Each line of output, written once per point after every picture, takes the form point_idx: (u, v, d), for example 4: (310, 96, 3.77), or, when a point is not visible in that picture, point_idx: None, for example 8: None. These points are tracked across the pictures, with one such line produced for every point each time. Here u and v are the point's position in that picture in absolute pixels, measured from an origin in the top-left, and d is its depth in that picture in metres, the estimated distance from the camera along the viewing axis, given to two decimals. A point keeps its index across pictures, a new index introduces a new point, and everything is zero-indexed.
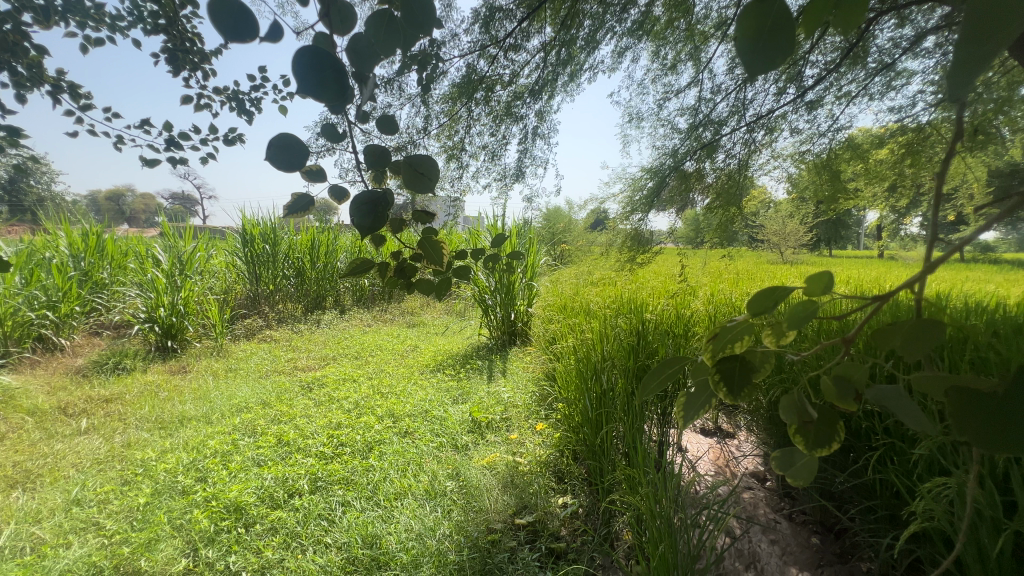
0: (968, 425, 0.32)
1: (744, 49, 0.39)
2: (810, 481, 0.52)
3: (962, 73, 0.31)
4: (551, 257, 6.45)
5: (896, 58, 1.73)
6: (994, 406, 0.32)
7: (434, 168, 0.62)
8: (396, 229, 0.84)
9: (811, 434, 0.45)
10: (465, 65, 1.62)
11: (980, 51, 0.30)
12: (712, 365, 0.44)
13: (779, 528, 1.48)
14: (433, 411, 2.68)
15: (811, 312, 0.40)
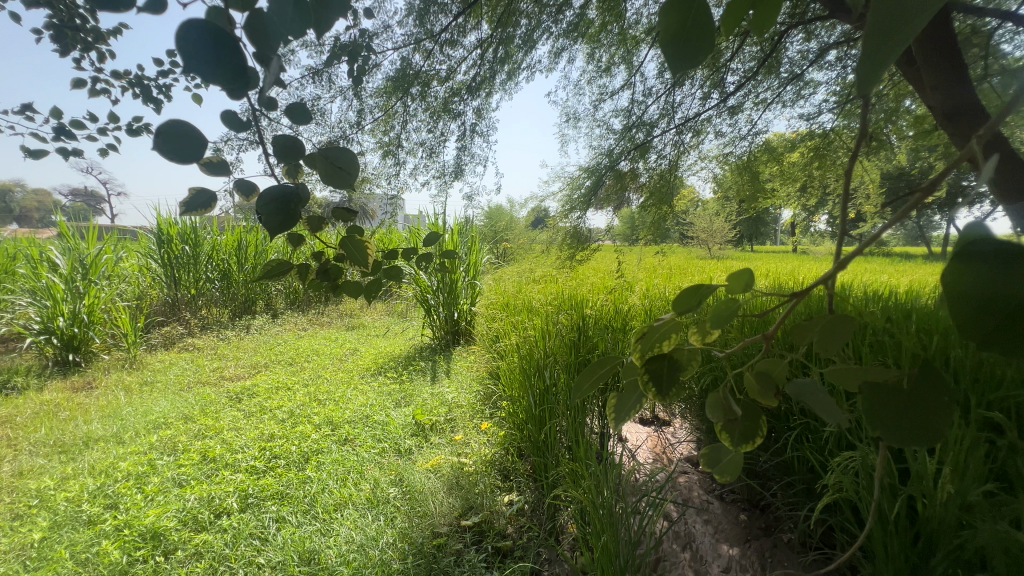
0: (883, 421, 0.32)
1: (667, 41, 0.38)
2: (736, 476, 0.55)
3: (869, 73, 0.26)
4: (494, 257, 6.45)
5: (804, 69, 1.88)
6: (901, 402, 0.32)
7: (354, 162, 0.59)
8: (314, 227, 0.78)
9: (735, 430, 0.47)
10: (399, 59, 1.56)
11: (886, 43, 0.25)
12: (641, 364, 0.44)
13: (711, 508, 1.56)
14: (375, 416, 2.59)
15: (733, 309, 0.41)
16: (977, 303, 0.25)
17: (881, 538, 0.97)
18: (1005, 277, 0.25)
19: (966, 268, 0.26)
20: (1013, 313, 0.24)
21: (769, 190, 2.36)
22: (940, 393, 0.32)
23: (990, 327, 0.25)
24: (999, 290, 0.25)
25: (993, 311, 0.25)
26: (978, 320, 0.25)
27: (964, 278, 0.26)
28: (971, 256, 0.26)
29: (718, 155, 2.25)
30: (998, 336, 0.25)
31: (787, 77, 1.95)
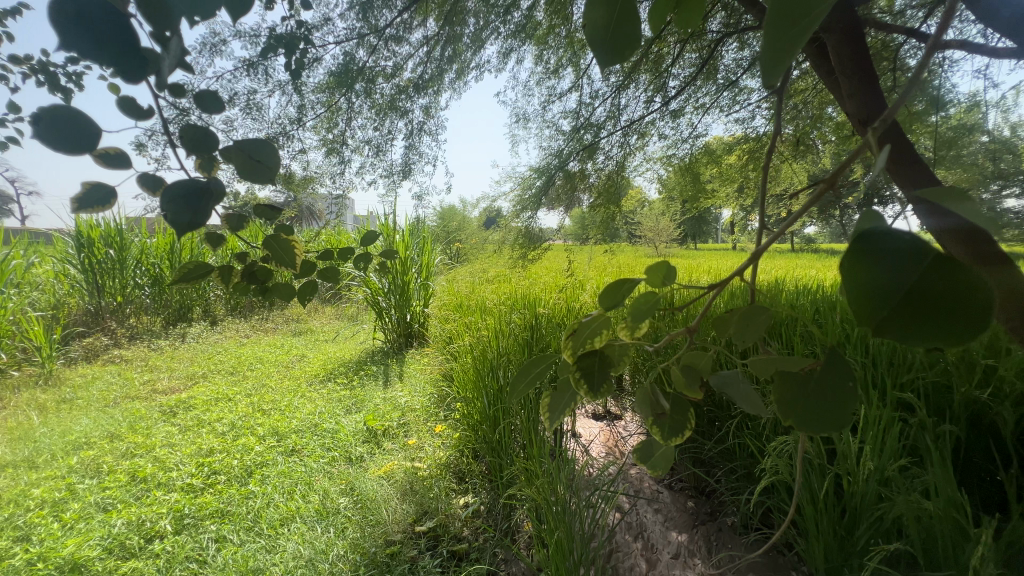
0: (793, 410, 0.35)
1: (592, 35, 0.38)
2: (668, 468, 0.57)
3: (771, 63, 0.27)
4: (448, 258, 6.38)
5: (738, 76, 1.99)
6: (808, 389, 0.35)
7: (274, 155, 0.56)
8: (234, 226, 0.73)
9: (666, 424, 0.49)
10: (342, 54, 1.51)
11: (790, 31, 0.26)
12: (574, 363, 0.44)
13: (661, 498, 1.62)
14: (324, 424, 2.49)
15: (655, 301, 0.42)
16: (870, 294, 0.24)
17: (812, 515, 1.05)
18: (893, 269, 0.24)
19: (863, 263, 0.25)
20: (902, 304, 0.24)
21: (710, 190, 2.47)
22: (844, 381, 0.34)
23: (882, 316, 0.24)
24: (889, 282, 0.24)
25: (883, 300, 0.24)
26: (873, 310, 0.24)
27: (859, 272, 0.25)
28: (862, 250, 0.26)
29: (662, 156, 2.33)
30: (889, 325, 0.24)
31: (724, 84, 2.05)
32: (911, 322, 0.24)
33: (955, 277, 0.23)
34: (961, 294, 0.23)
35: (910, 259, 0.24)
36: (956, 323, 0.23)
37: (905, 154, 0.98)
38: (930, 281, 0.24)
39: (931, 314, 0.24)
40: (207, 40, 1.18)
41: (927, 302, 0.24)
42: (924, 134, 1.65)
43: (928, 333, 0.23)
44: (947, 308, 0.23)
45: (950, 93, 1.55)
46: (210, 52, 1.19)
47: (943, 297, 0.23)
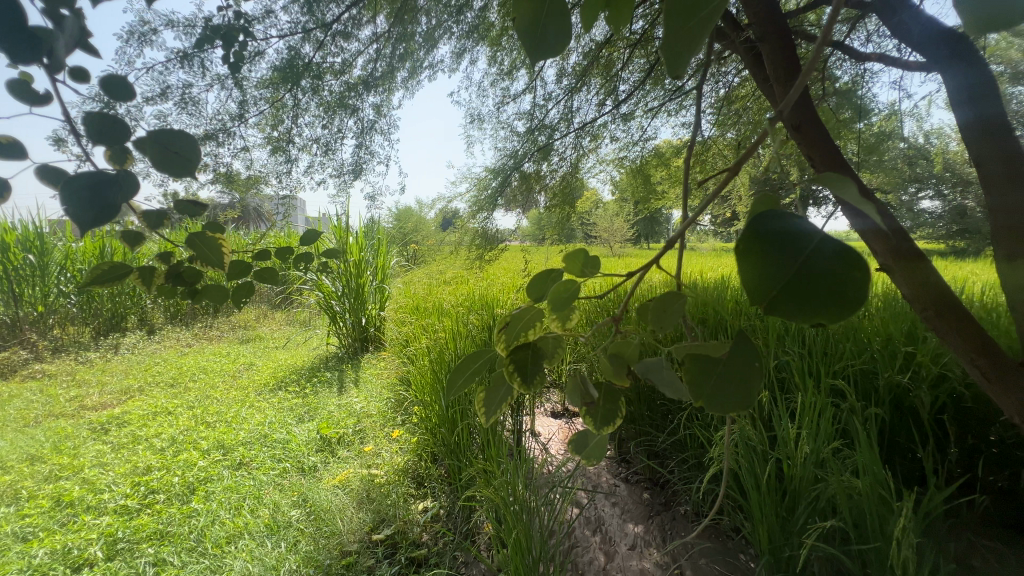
0: (706, 392, 0.34)
1: (521, 30, 0.37)
2: (601, 458, 0.59)
3: (675, 55, 0.28)
4: (405, 260, 6.27)
5: (684, 82, 2.07)
6: (718, 371, 0.34)
7: (195, 148, 0.53)
8: (154, 224, 0.68)
9: (597, 413, 0.50)
10: (286, 48, 1.45)
11: (689, 25, 0.28)
12: (506, 356, 0.44)
13: (617, 491, 1.66)
14: (274, 434, 2.39)
15: (572, 291, 0.45)
16: (765, 274, 0.24)
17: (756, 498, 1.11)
18: (782, 252, 0.24)
19: (760, 244, 0.25)
20: (794, 281, 0.23)
21: (660, 192, 2.56)
22: (753, 360, 0.33)
23: (775, 293, 0.23)
24: (780, 263, 0.24)
25: (776, 280, 0.24)
26: (763, 285, 0.23)
27: (756, 253, 0.24)
28: (756, 236, 0.25)
29: (614, 158, 2.39)
30: (781, 303, 0.23)
31: (670, 89, 2.13)
32: (803, 299, 0.23)
33: (841, 259, 0.23)
34: (848, 275, 0.23)
35: (799, 243, 0.24)
36: (845, 300, 0.22)
37: (830, 157, 1.06)
38: (814, 262, 0.24)
39: (823, 292, 0.23)
40: (135, 28, 1.10)
41: (816, 280, 0.23)
42: (850, 139, 1.77)
43: (818, 309, 0.22)
44: (831, 288, 0.23)
45: (872, 102, 1.68)
46: (140, 42, 1.12)
47: (831, 276, 0.23)
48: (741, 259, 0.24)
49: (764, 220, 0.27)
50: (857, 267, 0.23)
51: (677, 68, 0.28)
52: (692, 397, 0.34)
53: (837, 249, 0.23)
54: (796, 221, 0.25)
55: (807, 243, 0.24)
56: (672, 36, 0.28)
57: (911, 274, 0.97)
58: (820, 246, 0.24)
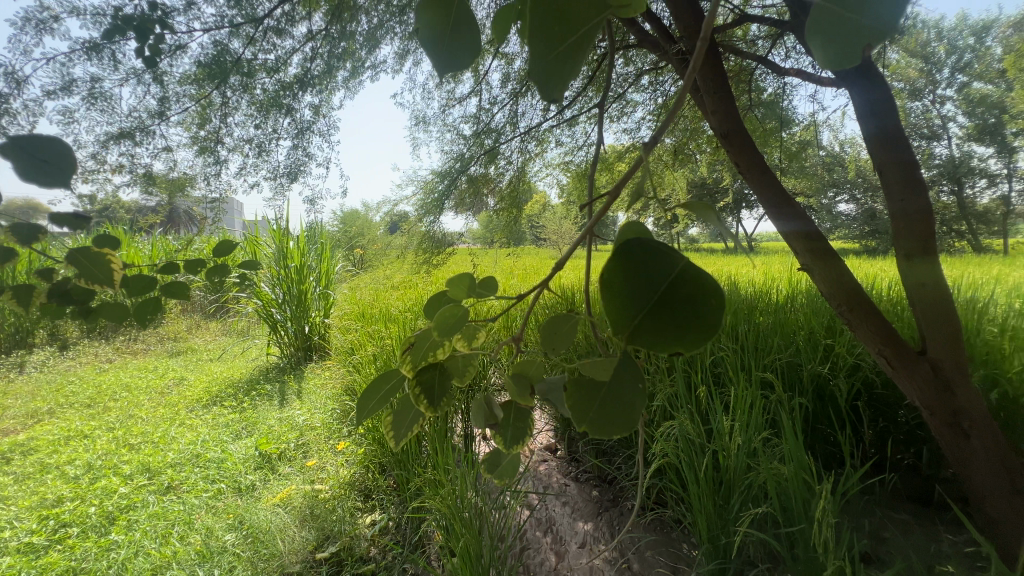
0: (587, 415, 0.32)
1: (430, 47, 0.36)
2: (514, 476, 0.59)
3: (554, 78, 0.26)
4: (351, 265, 6.06)
5: (625, 90, 2.14)
6: (601, 394, 0.32)
7: (72, 157, 0.51)
8: (26, 240, 0.65)
9: (506, 432, 0.49)
10: (211, 44, 1.36)
11: (561, 51, 0.26)
12: (413, 377, 0.44)
13: (567, 491, 1.69)
14: (207, 453, 2.23)
15: (460, 316, 0.42)
16: (630, 301, 0.25)
17: (696, 489, 1.16)
18: (649, 277, 0.25)
19: (628, 268, 0.26)
20: (654, 311, 0.24)
21: None
22: (636, 380, 0.31)
23: (636, 323, 0.24)
24: (643, 291, 0.25)
25: (640, 304, 0.24)
26: (627, 313, 0.24)
27: (624, 276, 0.25)
28: (627, 258, 0.26)
29: (560, 163, 2.43)
30: (640, 333, 0.24)
31: (612, 96, 2.20)
32: (660, 329, 0.24)
33: (698, 285, 0.24)
34: (705, 302, 0.24)
35: (662, 270, 0.25)
36: (701, 324, 0.24)
37: (755, 163, 1.12)
38: (677, 288, 0.24)
39: (679, 320, 0.24)
40: (32, 14, 1.00)
41: (674, 307, 0.24)
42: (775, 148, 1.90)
43: (674, 339, 0.24)
44: (689, 314, 0.24)
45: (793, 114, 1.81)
46: (38, 31, 1.01)
47: (686, 305, 0.24)
48: (606, 289, 0.25)
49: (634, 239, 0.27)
50: (711, 294, 0.24)
51: (556, 91, 0.27)
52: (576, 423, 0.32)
53: (695, 273, 0.25)
54: (662, 241, 0.26)
55: (669, 270, 0.25)
56: (544, 58, 0.26)
57: (828, 272, 1.07)
58: (681, 272, 0.25)
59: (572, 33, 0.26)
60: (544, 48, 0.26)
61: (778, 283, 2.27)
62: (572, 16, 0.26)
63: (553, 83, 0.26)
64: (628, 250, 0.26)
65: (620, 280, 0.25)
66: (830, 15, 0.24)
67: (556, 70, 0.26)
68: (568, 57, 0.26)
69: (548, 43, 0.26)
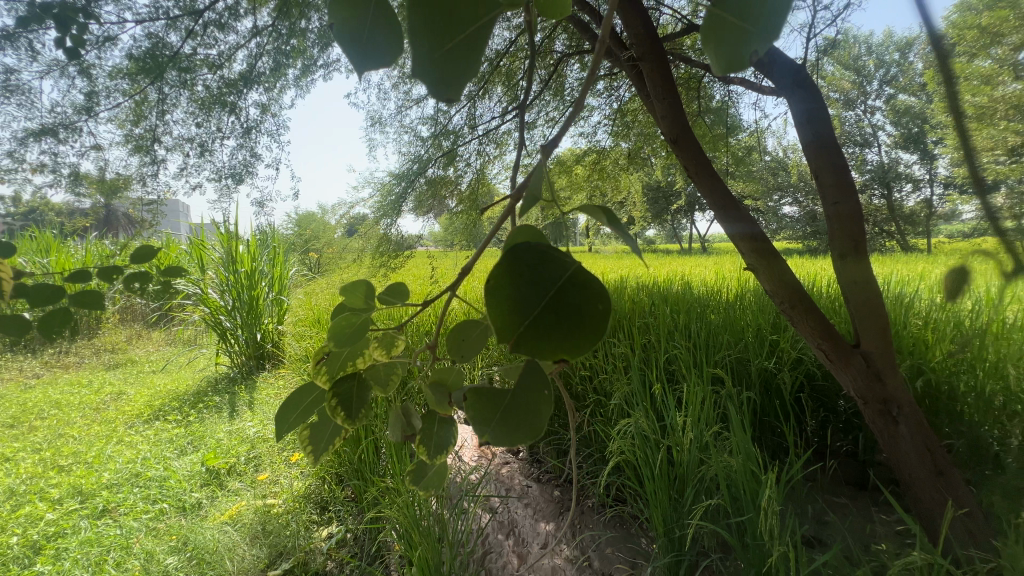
0: (490, 423, 0.34)
1: (345, 39, 0.35)
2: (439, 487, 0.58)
3: (452, 81, 0.27)
4: (307, 270, 5.85)
5: (581, 94, 2.17)
6: (505, 403, 0.34)
7: None
8: None
9: (432, 438, 0.48)
10: (146, 36, 1.28)
11: (451, 47, 0.27)
12: (330, 390, 0.43)
13: (529, 492, 1.69)
14: (148, 472, 2.09)
15: (357, 326, 0.43)
16: (518, 306, 0.25)
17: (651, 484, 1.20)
18: (540, 281, 0.25)
19: (519, 272, 0.25)
20: (541, 316, 0.24)
21: None
22: (541, 388, 0.33)
23: (523, 328, 0.24)
24: (532, 296, 0.25)
25: (528, 309, 0.24)
26: (512, 321, 0.24)
27: (514, 280, 0.25)
28: (519, 261, 0.26)
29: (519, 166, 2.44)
30: (525, 339, 0.24)
31: (570, 100, 2.22)
32: (544, 334, 0.24)
33: (585, 291, 0.25)
34: (593, 308, 0.25)
35: (554, 272, 0.25)
36: (585, 332, 0.24)
37: (702, 166, 1.17)
38: (566, 295, 0.25)
39: (567, 324, 0.24)
40: None
41: (560, 313, 0.24)
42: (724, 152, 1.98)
43: (558, 346, 0.24)
44: (577, 321, 0.24)
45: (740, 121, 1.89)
46: None
47: (576, 311, 0.24)
48: (492, 296, 0.25)
49: (525, 242, 0.27)
50: (599, 300, 0.25)
51: (456, 92, 0.28)
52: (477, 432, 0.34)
53: (584, 280, 0.25)
54: (553, 249, 0.26)
55: (559, 274, 0.25)
56: (433, 63, 0.27)
57: (772, 271, 1.12)
58: (569, 278, 0.25)
59: (459, 33, 0.27)
60: (430, 53, 0.27)
61: (729, 283, 2.37)
62: (456, 13, 0.26)
63: (449, 79, 0.27)
64: (524, 253, 0.26)
65: (510, 287, 0.25)
66: (729, 24, 0.26)
67: (446, 66, 0.27)
68: (462, 58, 0.27)
69: (434, 40, 0.27)
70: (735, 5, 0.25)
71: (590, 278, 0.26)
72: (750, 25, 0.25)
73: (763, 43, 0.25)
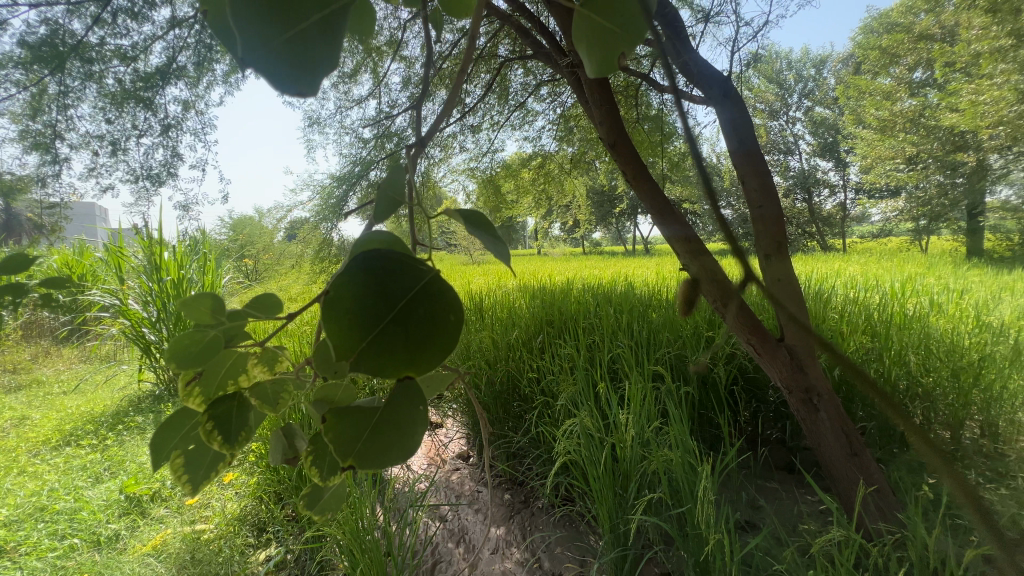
0: (354, 446, 0.31)
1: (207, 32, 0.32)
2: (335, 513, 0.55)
3: (301, 71, 0.24)
4: (243, 276, 5.52)
5: (526, 99, 2.19)
6: (375, 421, 0.31)
7: None
8: None
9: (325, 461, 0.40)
10: (42, 22, 1.15)
11: (299, 37, 0.24)
12: (204, 413, 0.37)
13: (480, 497, 1.68)
14: (57, 504, 1.89)
15: (206, 342, 0.39)
16: (361, 319, 0.23)
17: (596, 482, 1.22)
18: (392, 292, 0.24)
19: (363, 283, 0.24)
20: (387, 330, 0.23)
21: (512, 201, 2.65)
22: (414, 404, 0.31)
23: (365, 343, 0.23)
24: (378, 308, 0.24)
25: (371, 322, 0.23)
26: (353, 337, 0.23)
27: (355, 291, 0.24)
28: (364, 268, 0.25)
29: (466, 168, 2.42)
30: (368, 356, 0.23)
31: (514, 105, 2.23)
32: (389, 350, 0.23)
33: (438, 301, 0.25)
34: (445, 318, 0.25)
35: (408, 281, 0.25)
36: (437, 345, 0.24)
37: (636, 169, 1.22)
38: (416, 306, 0.24)
39: (416, 338, 0.24)
40: None
41: (411, 324, 0.24)
42: None
43: (405, 362, 0.23)
44: (426, 333, 0.24)
45: None
46: None
47: (427, 323, 0.24)
48: (330, 309, 0.23)
49: (371, 250, 0.26)
50: (451, 312, 0.25)
51: (309, 87, 0.25)
52: (340, 457, 0.31)
53: (438, 291, 0.26)
54: (406, 258, 0.26)
55: (410, 285, 0.25)
56: (273, 52, 0.24)
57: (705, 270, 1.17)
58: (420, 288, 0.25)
59: (303, 19, 0.24)
60: (267, 42, 0.24)
61: None
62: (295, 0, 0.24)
63: (308, 75, 0.25)
64: (372, 262, 0.25)
65: (357, 300, 0.24)
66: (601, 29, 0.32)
67: (299, 60, 0.24)
68: (308, 48, 0.25)
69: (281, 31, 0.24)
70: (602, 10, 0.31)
71: (441, 289, 0.26)
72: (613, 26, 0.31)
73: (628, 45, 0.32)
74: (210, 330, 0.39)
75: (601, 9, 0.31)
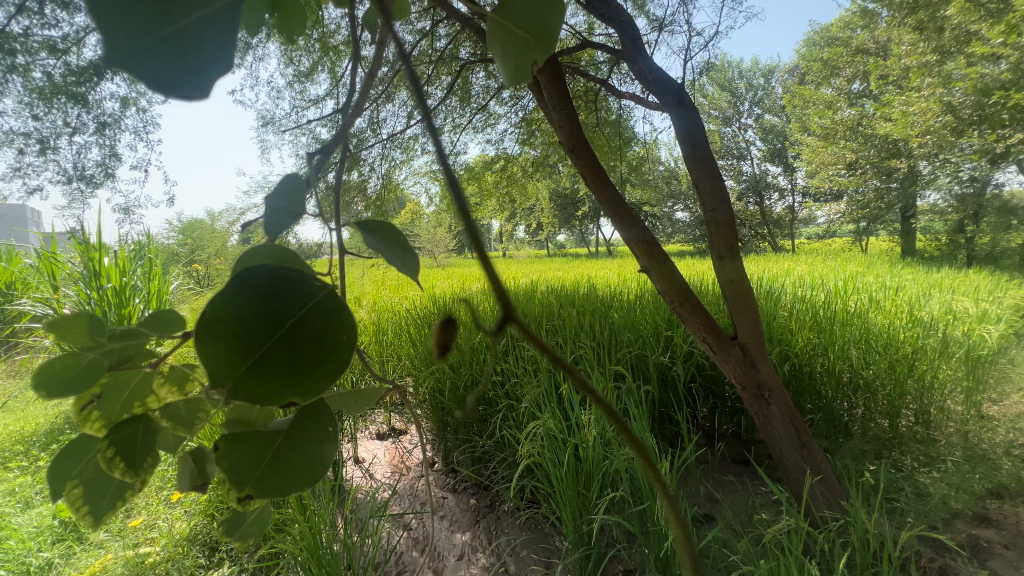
0: (247, 476, 0.23)
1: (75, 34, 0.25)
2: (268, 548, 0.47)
3: (189, 75, 0.19)
4: None
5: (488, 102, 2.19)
6: (275, 440, 0.24)
7: None
8: None
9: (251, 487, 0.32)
10: None
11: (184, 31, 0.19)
12: (104, 437, 0.29)
13: (446, 503, 1.67)
14: None
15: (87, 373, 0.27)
16: (239, 337, 0.17)
17: (560, 484, 1.23)
18: (282, 302, 0.19)
19: (240, 295, 0.18)
20: (271, 352, 0.18)
21: None
22: (319, 424, 0.24)
23: (241, 369, 0.17)
24: (262, 325, 0.18)
25: (252, 341, 0.18)
26: (227, 359, 0.17)
27: (230, 302, 0.18)
28: (243, 279, 0.19)
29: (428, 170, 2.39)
30: (243, 385, 0.17)
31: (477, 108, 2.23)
32: (271, 375, 0.17)
33: (336, 317, 0.20)
34: (337, 337, 0.19)
35: (300, 293, 0.19)
36: (331, 367, 0.19)
37: (595, 172, 1.23)
38: (307, 323, 0.19)
39: (303, 360, 0.18)
40: None
41: (299, 342, 0.18)
42: None
43: (289, 388, 0.18)
44: (319, 355, 0.18)
45: None
46: None
47: (319, 341, 0.19)
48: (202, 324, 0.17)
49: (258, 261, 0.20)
50: (346, 330, 0.19)
51: (197, 93, 0.19)
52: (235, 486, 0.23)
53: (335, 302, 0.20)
54: (294, 268, 0.20)
55: (304, 300, 0.19)
56: (145, 45, 0.18)
57: (663, 272, 1.21)
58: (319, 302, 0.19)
59: (186, 12, 0.19)
60: (139, 34, 0.18)
61: None
62: None
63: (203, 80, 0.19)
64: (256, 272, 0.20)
65: (233, 316, 0.18)
66: (511, 35, 0.29)
67: (186, 59, 0.19)
68: (195, 46, 0.19)
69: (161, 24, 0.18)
70: (517, 16, 0.28)
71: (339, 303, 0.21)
72: (524, 32, 0.28)
73: (540, 53, 0.29)
74: (91, 351, 0.28)
75: (514, 14, 0.28)
